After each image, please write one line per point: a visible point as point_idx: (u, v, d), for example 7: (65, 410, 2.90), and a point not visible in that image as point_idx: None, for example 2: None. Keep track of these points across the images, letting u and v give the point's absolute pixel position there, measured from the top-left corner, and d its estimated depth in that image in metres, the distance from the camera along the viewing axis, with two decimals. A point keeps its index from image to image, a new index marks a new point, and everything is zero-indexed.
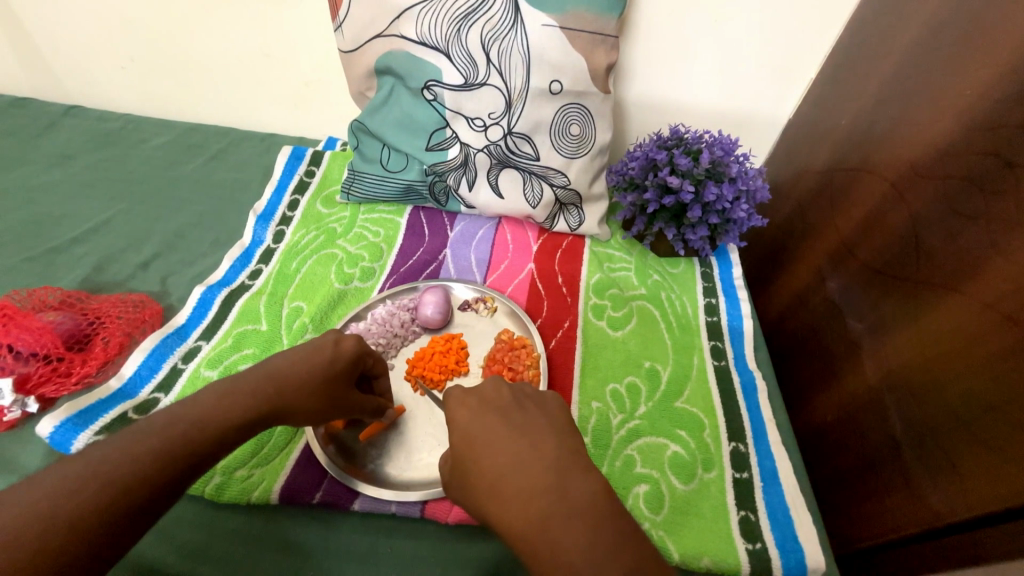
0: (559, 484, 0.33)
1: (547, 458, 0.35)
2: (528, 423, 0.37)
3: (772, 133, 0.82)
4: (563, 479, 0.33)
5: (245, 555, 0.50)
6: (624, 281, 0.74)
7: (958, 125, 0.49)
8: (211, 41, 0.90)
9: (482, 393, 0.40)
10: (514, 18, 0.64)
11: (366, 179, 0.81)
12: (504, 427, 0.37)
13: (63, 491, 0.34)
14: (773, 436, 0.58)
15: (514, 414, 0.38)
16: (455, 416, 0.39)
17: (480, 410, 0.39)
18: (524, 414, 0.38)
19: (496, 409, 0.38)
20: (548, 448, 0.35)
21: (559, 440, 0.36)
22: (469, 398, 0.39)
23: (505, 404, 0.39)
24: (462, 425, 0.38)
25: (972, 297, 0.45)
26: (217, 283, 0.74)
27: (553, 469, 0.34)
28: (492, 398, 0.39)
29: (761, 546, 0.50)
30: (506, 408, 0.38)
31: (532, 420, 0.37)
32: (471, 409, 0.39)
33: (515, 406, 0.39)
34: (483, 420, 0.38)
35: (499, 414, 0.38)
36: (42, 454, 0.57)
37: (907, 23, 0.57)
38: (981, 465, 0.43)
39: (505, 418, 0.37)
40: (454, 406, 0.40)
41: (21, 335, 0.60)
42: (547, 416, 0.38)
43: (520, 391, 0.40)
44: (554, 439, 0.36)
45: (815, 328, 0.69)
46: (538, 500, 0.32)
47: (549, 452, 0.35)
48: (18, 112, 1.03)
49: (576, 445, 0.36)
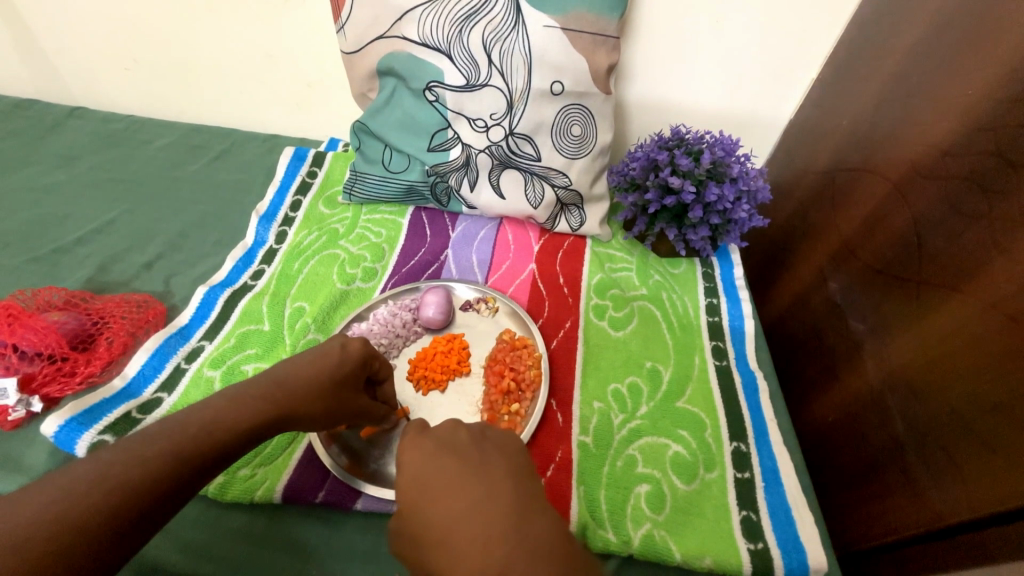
0: (517, 522, 0.30)
1: (504, 498, 0.32)
2: (485, 464, 0.34)
3: (773, 133, 0.82)
4: (523, 520, 0.31)
5: (248, 554, 0.50)
6: (625, 281, 0.74)
7: (959, 125, 0.49)
8: (214, 42, 0.90)
9: (436, 433, 0.37)
10: (516, 19, 0.64)
11: (368, 180, 0.82)
12: (460, 469, 0.34)
13: (72, 493, 0.34)
14: (775, 436, 0.58)
15: (470, 455, 0.35)
16: (406, 459, 0.36)
17: (434, 450, 0.36)
18: (481, 455, 0.35)
19: (450, 449, 0.36)
20: (504, 488, 0.32)
21: (517, 479, 0.34)
22: (423, 439, 0.37)
23: (460, 442, 0.36)
24: (415, 469, 0.35)
25: (974, 297, 0.45)
26: (219, 283, 0.74)
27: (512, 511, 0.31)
28: (446, 437, 0.37)
29: (763, 546, 0.50)
30: (462, 450, 0.35)
31: (490, 461, 0.35)
32: (424, 450, 0.36)
33: (472, 447, 0.36)
34: (436, 462, 0.35)
35: (453, 456, 0.35)
36: (46, 454, 0.57)
37: (910, 23, 0.57)
38: (984, 466, 0.43)
39: (461, 459, 0.35)
40: (406, 451, 0.37)
41: (25, 335, 0.61)
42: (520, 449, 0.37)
43: (480, 431, 0.38)
44: (512, 479, 0.33)
45: (817, 328, 0.68)
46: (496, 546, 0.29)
47: (506, 493, 0.32)
48: (24, 113, 1.04)
49: (533, 489, 0.33)
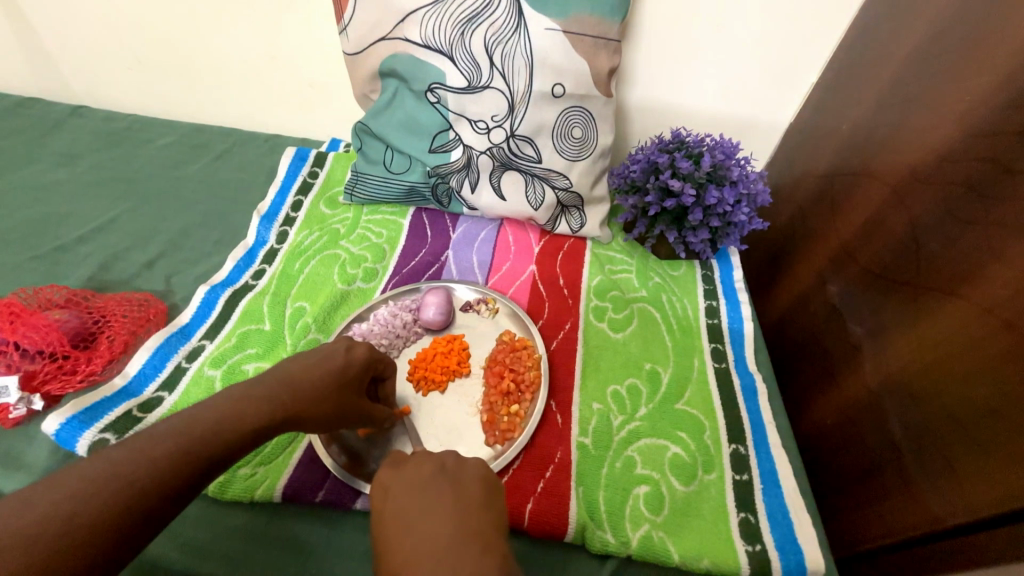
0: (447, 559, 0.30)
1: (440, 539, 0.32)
2: (434, 502, 0.35)
3: (772, 137, 0.82)
4: (455, 556, 0.31)
5: (248, 553, 0.51)
6: (625, 283, 0.75)
7: (957, 131, 0.50)
8: (215, 42, 0.90)
9: (404, 471, 0.38)
10: (518, 23, 0.65)
11: (369, 181, 0.82)
12: (411, 503, 0.35)
13: (80, 492, 0.34)
14: (774, 439, 0.59)
15: (422, 494, 0.36)
16: (375, 498, 0.37)
17: (397, 489, 0.37)
18: (433, 493, 0.36)
19: (408, 486, 0.37)
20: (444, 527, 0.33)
21: (460, 518, 0.34)
22: (391, 478, 0.38)
23: (420, 480, 0.37)
24: (379, 507, 0.36)
25: (970, 302, 0.46)
26: (220, 282, 0.74)
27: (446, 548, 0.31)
28: (410, 475, 0.38)
29: (760, 548, 0.50)
30: (418, 488, 0.36)
31: (439, 499, 0.35)
32: (388, 489, 0.37)
33: (428, 484, 0.37)
34: (396, 501, 0.36)
35: (409, 496, 0.36)
36: (48, 451, 0.57)
37: (908, 28, 0.58)
38: (980, 469, 0.43)
39: (415, 498, 0.36)
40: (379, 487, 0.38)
41: (27, 333, 0.61)
42: (480, 485, 0.37)
43: (441, 466, 0.38)
44: (452, 517, 0.34)
45: (815, 331, 0.69)
46: None
47: (444, 531, 0.33)
48: (25, 112, 1.04)
49: (477, 522, 0.34)
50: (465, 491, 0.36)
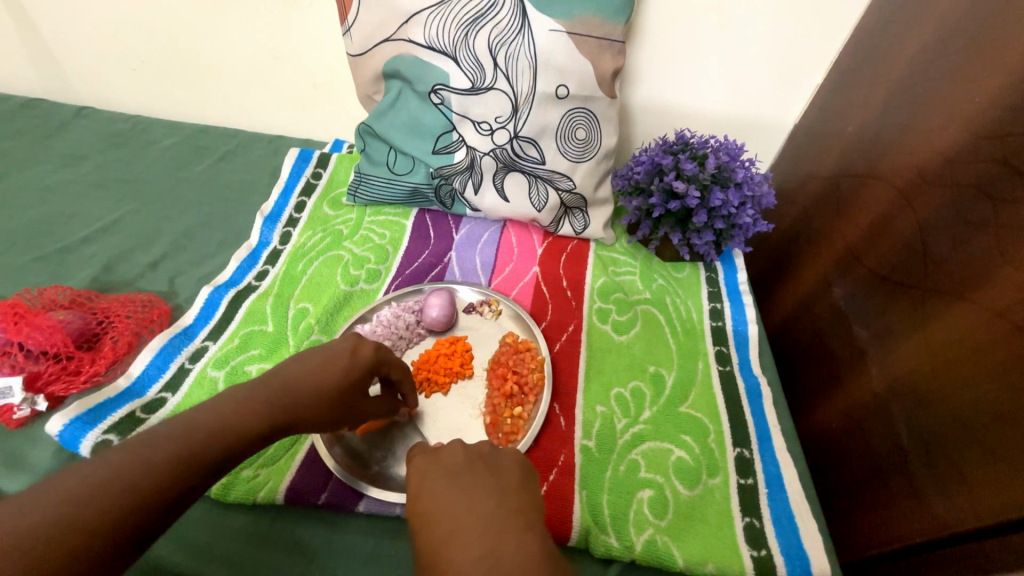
0: (493, 545, 0.31)
1: (484, 519, 0.32)
2: (475, 484, 0.35)
3: (777, 138, 0.82)
4: (500, 541, 0.31)
5: (250, 555, 0.51)
6: (628, 285, 0.74)
7: (965, 132, 0.49)
8: (218, 43, 0.90)
9: (440, 455, 0.38)
10: (522, 23, 0.64)
11: (373, 182, 0.82)
12: (450, 486, 0.35)
13: (80, 496, 0.34)
14: (779, 442, 0.58)
15: (461, 475, 0.36)
16: (410, 479, 0.37)
17: (435, 470, 0.37)
18: (474, 476, 0.36)
19: (446, 469, 0.37)
20: (486, 507, 0.33)
21: (501, 501, 0.34)
22: (425, 461, 0.38)
23: (456, 463, 0.37)
24: (416, 488, 0.36)
25: (980, 305, 0.45)
26: (224, 283, 0.74)
27: (489, 532, 0.31)
28: (447, 459, 0.38)
29: (766, 553, 0.50)
30: (456, 470, 0.36)
31: (480, 480, 0.36)
32: (424, 471, 0.37)
33: (466, 466, 0.37)
34: (433, 482, 0.36)
35: (448, 478, 0.36)
36: (51, 452, 0.57)
37: (915, 30, 0.57)
38: (987, 475, 0.43)
39: (455, 480, 0.36)
40: (413, 469, 0.38)
41: (31, 334, 0.61)
42: (518, 470, 0.37)
43: (478, 451, 0.39)
44: (496, 500, 0.34)
45: (820, 334, 0.68)
46: (470, 566, 0.29)
47: (488, 511, 0.33)
48: (30, 112, 1.04)
49: (518, 503, 0.34)
50: (504, 475, 0.37)
